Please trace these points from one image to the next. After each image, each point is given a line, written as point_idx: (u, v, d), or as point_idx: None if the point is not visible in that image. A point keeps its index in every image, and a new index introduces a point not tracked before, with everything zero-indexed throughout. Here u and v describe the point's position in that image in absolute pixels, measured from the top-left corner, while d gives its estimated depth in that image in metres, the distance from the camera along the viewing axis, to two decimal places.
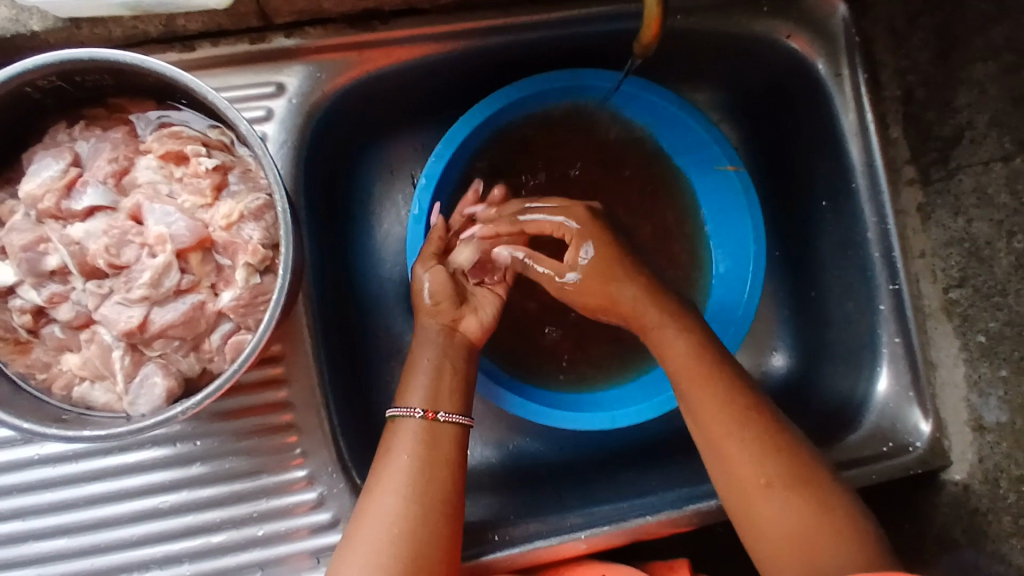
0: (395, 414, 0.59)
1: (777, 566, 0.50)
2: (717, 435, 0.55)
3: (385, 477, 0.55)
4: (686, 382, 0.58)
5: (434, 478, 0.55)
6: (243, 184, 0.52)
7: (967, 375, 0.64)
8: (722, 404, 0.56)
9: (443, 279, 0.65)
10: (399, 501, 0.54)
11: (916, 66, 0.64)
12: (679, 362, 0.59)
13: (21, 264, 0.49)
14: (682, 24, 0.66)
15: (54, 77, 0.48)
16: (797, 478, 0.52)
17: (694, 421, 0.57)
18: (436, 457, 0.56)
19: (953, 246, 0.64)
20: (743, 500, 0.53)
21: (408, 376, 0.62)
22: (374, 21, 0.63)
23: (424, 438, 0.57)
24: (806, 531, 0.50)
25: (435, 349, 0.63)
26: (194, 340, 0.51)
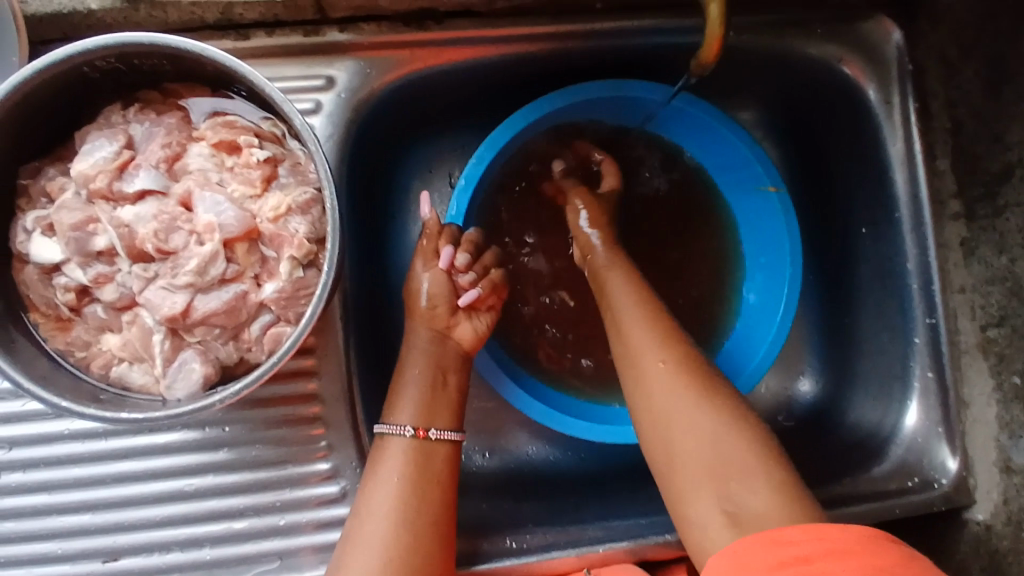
0: (384, 431, 0.60)
1: (685, 482, 0.51)
2: (641, 357, 0.57)
3: (375, 501, 0.57)
4: (621, 314, 0.61)
5: (426, 499, 0.58)
6: (292, 177, 0.52)
7: (999, 415, 0.64)
8: (650, 331, 0.59)
9: (441, 282, 0.66)
10: (389, 529, 0.56)
11: (966, 97, 0.64)
12: (617, 299, 0.63)
13: (68, 242, 0.49)
14: (735, 41, 0.66)
15: (114, 58, 0.49)
16: (714, 396, 0.54)
17: (623, 349, 0.59)
18: (427, 480, 0.59)
19: (995, 284, 0.63)
20: (660, 416, 0.54)
21: (400, 386, 0.63)
22: (428, 21, 0.63)
23: (415, 458, 0.59)
24: (716, 441, 0.51)
25: (428, 355, 0.64)
26: (235, 329, 0.51)
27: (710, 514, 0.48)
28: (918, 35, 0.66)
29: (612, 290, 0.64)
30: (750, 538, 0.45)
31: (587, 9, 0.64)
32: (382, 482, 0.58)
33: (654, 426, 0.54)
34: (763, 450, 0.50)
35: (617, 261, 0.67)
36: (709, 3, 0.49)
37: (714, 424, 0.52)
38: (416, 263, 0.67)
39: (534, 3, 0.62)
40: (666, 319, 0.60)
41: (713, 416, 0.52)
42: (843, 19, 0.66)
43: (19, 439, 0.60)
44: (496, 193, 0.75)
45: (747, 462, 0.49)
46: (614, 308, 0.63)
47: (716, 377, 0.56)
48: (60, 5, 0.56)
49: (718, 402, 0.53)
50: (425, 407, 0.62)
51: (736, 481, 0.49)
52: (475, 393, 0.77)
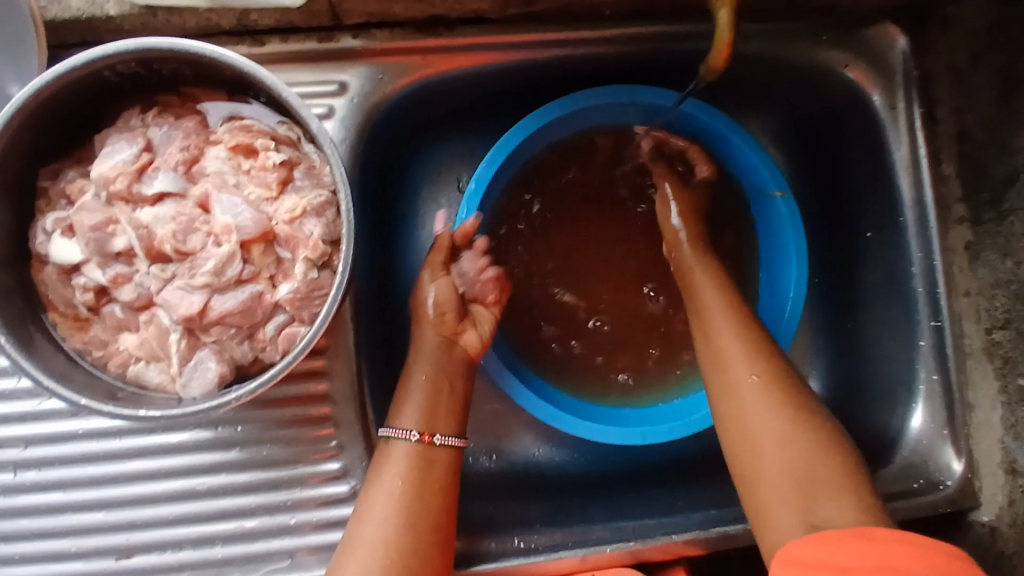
0: (390, 435, 0.61)
1: (771, 492, 0.54)
2: (735, 369, 0.59)
3: (377, 503, 0.58)
4: (712, 325, 0.63)
5: (425, 502, 0.59)
6: (308, 181, 0.53)
7: (1004, 418, 0.64)
8: (743, 344, 0.61)
9: (448, 291, 0.67)
10: (391, 531, 0.56)
11: (975, 105, 0.64)
12: (709, 310, 0.64)
13: (88, 243, 0.50)
14: (743, 48, 0.67)
15: (134, 63, 0.50)
16: (806, 415, 0.56)
17: (713, 359, 0.62)
18: (427, 485, 0.60)
19: (999, 287, 0.64)
20: (753, 428, 0.56)
21: (405, 390, 0.65)
22: (440, 27, 0.64)
23: (418, 461, 0.60)
24: (807, 459, 0.53)
25: (434, 363, 0.65)
26: (250, 329, 0.52)
27: (793, 526, 0.51)
28: (924, 41, 0.67)
29: (702, 298, 0.66)
30: (837, 535, 0.48)
31: (597, 16, 0.65)
32: (382, 485, 0.58)
33: (744, 437, 0.57)
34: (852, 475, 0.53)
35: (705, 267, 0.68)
36: (720, 10, 0.51)
37: (805, 445, 0.54)
38: (425, 274, 0.69)
39: (545, 9, 0.63)
40: (758, 332, 0.62)
41: (804, 438, 0.55)
42: (850, 26, 0.67)
43: (35, 437, 0.60)
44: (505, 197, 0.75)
45: (837, 483, 0.52)
46: (706, 316, 0.64)
47: (808, 400, 0.58)
48: (79, 11, 0.57)
49: (808, 420, 0.56)
50: (428, 411, 0.63)
51: (823, 497, 0.51)
52: (482, 395, 0.78)
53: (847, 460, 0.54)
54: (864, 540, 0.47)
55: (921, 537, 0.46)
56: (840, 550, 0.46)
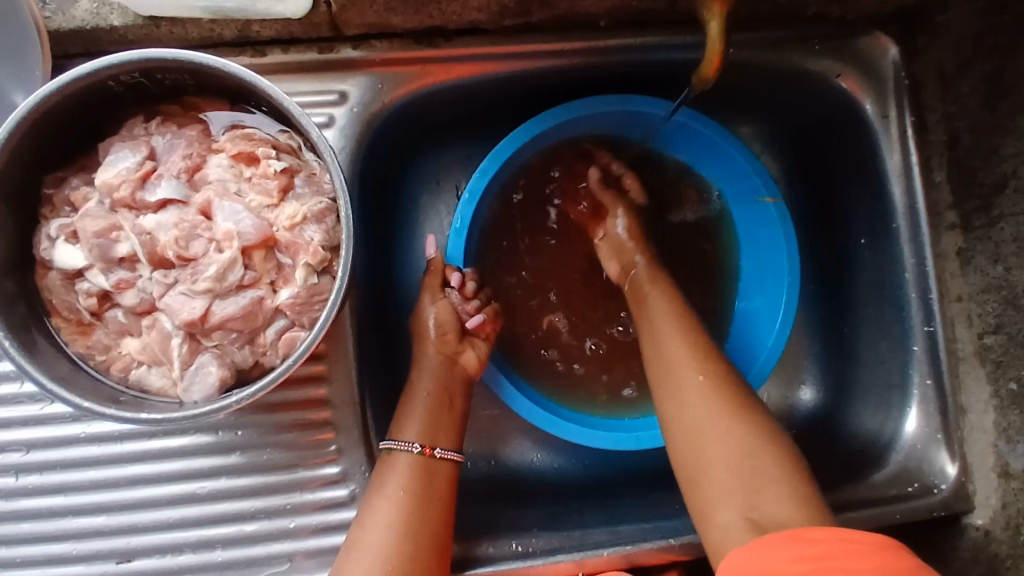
0: (391, 446, 0.62)
1: (712, 490, 0.54)
2: (678, 369, 0.61)
3: (380, 512, 0.58)
4: (658, 329, 0.64)
5: (425, 511, 0.59)
6: (308, 188, 0.54)
7: (996, 422, 0.65)
8: (687, 348, 0.62)
9: (448, 311, 0.69)
10: (394, 538, 0.57)
11: (964, 111, 0.65)
12: (658, 317, 0.66)
13: (92, 249, 0.51)
14: (736, 58, 0.68)
15: (137, 73, 0.51)
16: (746, 413, 0.57)
17: (657, 363, 0.63)
18: (428, 494, 0.60)
19: (990, 292, 0.64)
20: (697, 428, 0.57)
21: (408, 404, 0.65)
22: (438, 38, 0.65)
23: (419, 473, 0.61)
24: (747, 457, 0.54)
25: (435, 378, 0.66)
26: (251, 333, 0.53)
27: (734, 522, 0.52)
28: (914, 51, 0.68)
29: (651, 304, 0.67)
30: (773, 531, 0.49)
31: (593, 26, 0.66)
32: (384, 493, 0.59)
33: (688, 437, 0.57)
34: (789, 470, 0.54)
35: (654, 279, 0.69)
36: (710, 21, 0.52)
37: (747, 442, 0.55)
38: (425, 296, 0.70)
39: (541, 20, 0.64)
40: (702, 336, 0.63)
41: (744, 435, 0.55)
42: (841, 36, 0.68)
43: (37, 441, 0.61)
44: (503, 204, 0.76)
45: (775, 479, 0.53)
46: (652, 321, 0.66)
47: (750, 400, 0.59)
48: (83, 21, 0.58)
49: (747, 418, 0.57)
50: (428, 423, 0.64)
51: (760, 492, 0.52)
52: (480, 401, 0.78)
53: (785, 457, 0.55)
54: (795, 540, 0.48)
55: (852, 533, 0.48)
56: (780, 556, 0.47)
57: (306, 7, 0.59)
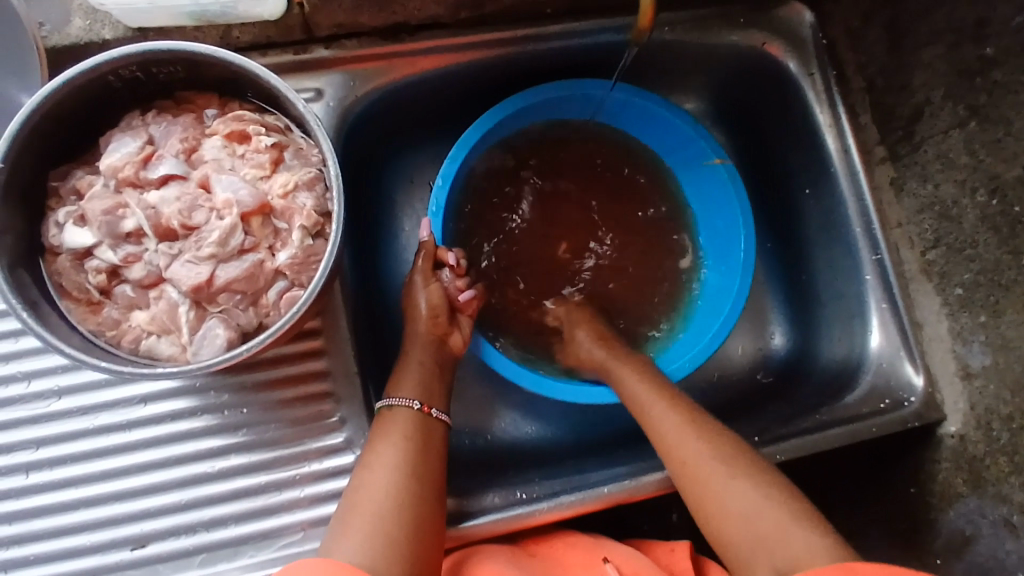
0: (393, 403, 0.65)
1: (741, 554, 0.55)
2: (666, 449, 0.63)
3: (385, 454, 0.60)
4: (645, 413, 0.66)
5: (426, 457, 0.62)
6: (297, 160, 0.58)
7: (951, 328, 0.70)
8: (672, 423, 0.64)
9: (439, 295, 0.73)
10: (399, 476, 0.59)
11: (873, 59, 0.72)
12: (633, 394, 0.68)
13: (100, 226, 0.54)
14: (670, 35, 0.75)
15: (135, 67, 0.56)
16: (740, 472, 0.58)
17: (659, 442, 0.64)
18: (430, 446, 0.63)
19: (925, 211, 0.70)
20: (698, 501, 0.59)
21: (401, 372, 0.69)
22: (402, 34, 0.71)
23: (420, 428, 0.64)
24: (749, 519, 0.55)
25: (428, 352, 0.70)
26: (254, 295, 0.56)
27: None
28: (826, 13, 0.75)
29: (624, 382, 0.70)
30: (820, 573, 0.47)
31: (541, 14, 0.73)
32: (389, 440, 0.61)
33: (696, 508, 0.59)
34: (801, 519, 0.54)
35: (632, 361, 0.71)
36: None
37: (743, 503, 0.56)
38: (416, 277, 0.74)
39: (492, 12, 0.71)
40: (684, 406, 0.65)
41: (737, 495, 0.57)
42: (761, 8, 0.75)
43: (45, 438, 0.63)
44: (476, 189, 0.82)
45: (784, 535, 0.53)
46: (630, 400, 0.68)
47: (743, 457, 0.60)
48: (77, 37, 0.64)
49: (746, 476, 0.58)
50: (427, 387, 0.67)
51: (783, 542, 0.53)
52: (471, 379, 0.82)
53: (799, 501, 0.56)
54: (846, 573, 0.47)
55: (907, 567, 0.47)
56: None
57: (282, 9, 0.65)
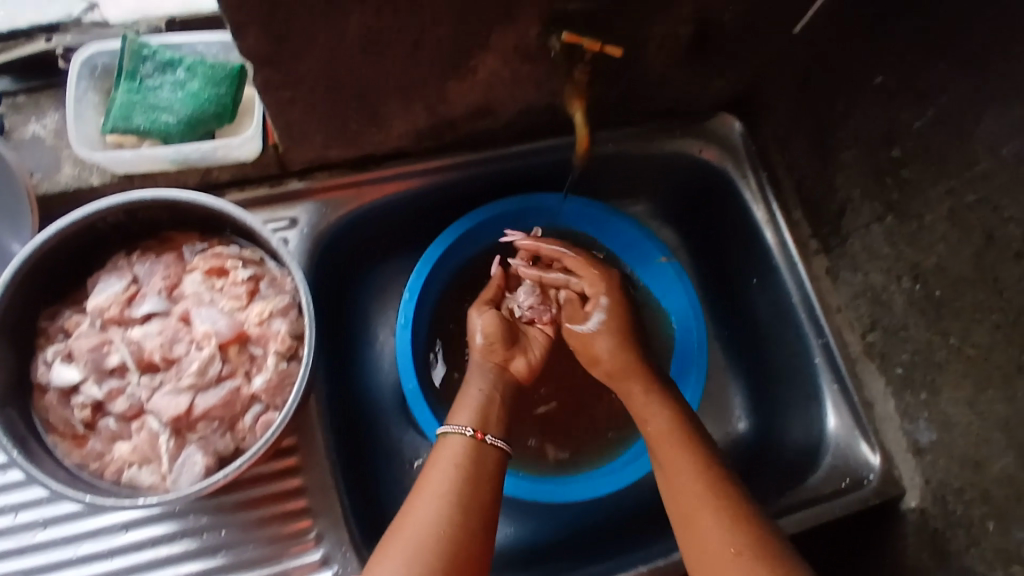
0: (449, 429, 0.69)
1: None
2: (697, 507, 0.62)
3: (435, 473, 0.64)
4: (671, 466, 0.67)
5: (478, 476, 0.65)
6: (271, 290, 0.62)
7: (898, 405, 0.74)
8: (701, 474, 0.65)
9: (492, 322, 0.81)
10: (448, 490, 0.62)
11: (800, 161, 0.79)
12: (665, 450, 0.68)
13: (86, 362, 0.58)
14: (614, 149, 0.84)
15: (122, 214, 0.61)
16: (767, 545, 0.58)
17: (685, 497, 0.64)
18: (480, 466, 0.65)
19: (860, 297, 0.76)
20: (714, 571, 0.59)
21: (461, 401, 0.73)
22: (369, 164, 0.78)
23: (471, 451, 0.67)
24: None
25: (486, 380, 0.76)
26: (231, 421, 0.59)
27: None
28: (752, 124, 0.84)
29: (655, 433, 0.71)
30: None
31: (495, 139, 0.80)
32: (443, 462, 0.65)
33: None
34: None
35: (667, 415, 0.72)
36: (574, 116, 0.71)
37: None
38: (473, 310, 0.83)
39: (451, 141, 0.78)
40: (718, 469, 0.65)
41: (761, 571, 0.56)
42: (693, 121, 0.84)
43: (30, 570, 0.64)
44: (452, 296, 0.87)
45: None
46: (661, 453, 0.69)
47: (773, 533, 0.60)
48: (65, 184, 0.68)
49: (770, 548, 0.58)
50: (479, 418, 0.70)
51: None
52: None
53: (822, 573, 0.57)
54: None
55: None
56: None
57: (257, 150, 0.71)
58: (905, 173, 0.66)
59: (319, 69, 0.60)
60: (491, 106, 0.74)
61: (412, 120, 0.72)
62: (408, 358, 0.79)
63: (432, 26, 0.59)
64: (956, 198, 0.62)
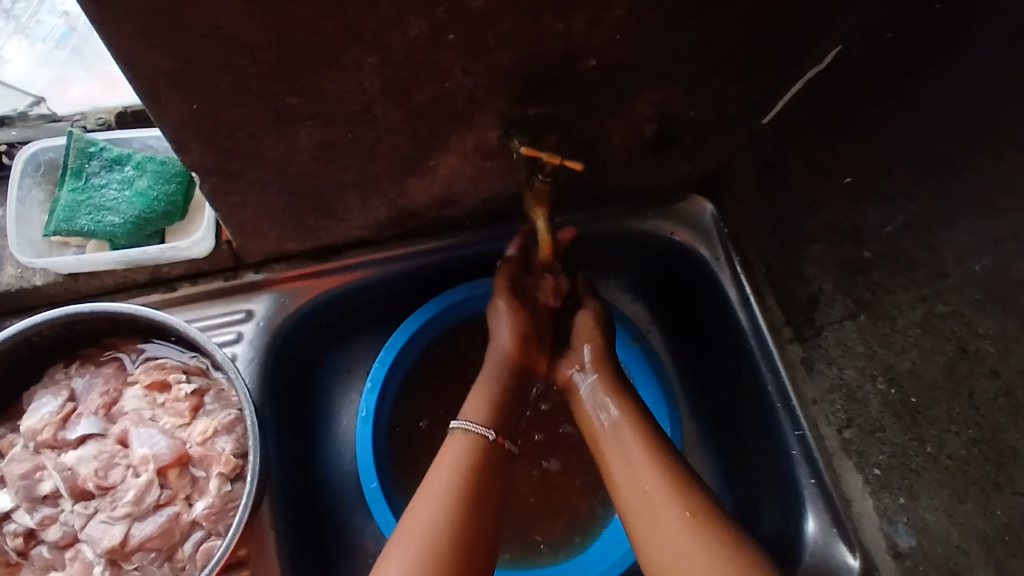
0: (464, 426, 0.63)
1: None
2: (660, 502, 0.58)
3: (441, 470, 0.60)
4: (628, 452, 0.62)
5: (487, 475, 0.61)
6: (217, 404, 0.60)
7: (875, 505, 0.71)
8: (660, 462, 0.60)
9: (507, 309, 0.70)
10: (457, 484, 0.59)
11: (770, 248, 0.78)
12: (621, 435, 0.63)
13: (18, 490, 0.55)
14: (583, 231, 0.81)
15: (59, 326, 0.58)
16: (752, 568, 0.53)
17: (643, 486, 0.59)
18: (489, 469, 0.61)
19: (835, 391, 0.73)
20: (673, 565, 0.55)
21: (474, 396, 0.66)
22: (330, 254, 0.75)
23: (481, 452, 0.62)
24: None
25: (502, 372, 0.68)
26: (169, 550, 0.55)
27: None
28: (723, 207, 0.83)
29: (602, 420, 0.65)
30: None
31: (461, 224, 0.78)
32: (450, 462, 0.60)
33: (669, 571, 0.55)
34: None
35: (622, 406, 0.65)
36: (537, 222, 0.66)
37: None
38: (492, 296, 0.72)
39: (414, 229, 0.76)
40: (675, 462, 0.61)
41: None
42: (664, 202, 0.83)
43: None
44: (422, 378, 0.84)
45: None
46: (614, 439, 0.64)
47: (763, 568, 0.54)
48: (7, 284, 0.65)
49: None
50: (496, 414, 0.65)
51: None
52: None
53: None
54: None
55: None
56: None
57: (210, 247, 0.69)
58: (875, 274, 0.65)
59: (269, 175, 0.59)
60: (454, 197, 0.72)
61: (373, 213, 0.70)
62: (367, 453, 0.76)
63: (388, 134, 0.59)
64: (928, 307, 0.60)
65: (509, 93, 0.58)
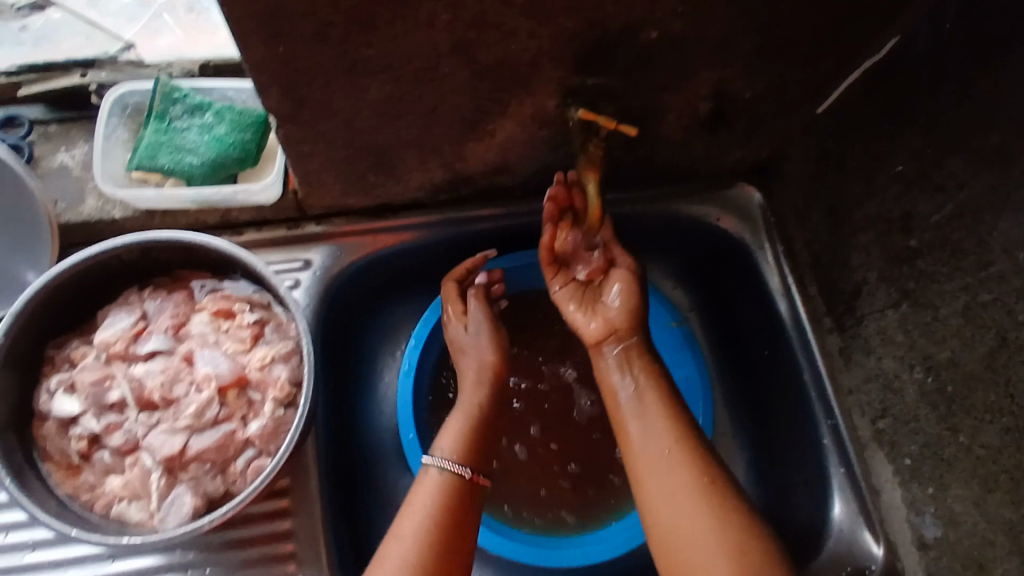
0: (438, 465, 0.66)
1: None
2: (681, 471, 0.62)
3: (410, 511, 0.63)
4: (648, 424, 0.66)
5: (456, 515, 0.63)
6: (276, 335, 0.63)
7: (905, 496, 0.70)
8: (681, 433, 0.65)
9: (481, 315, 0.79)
10: (426, 520, 0.62)
11: (818, 236, 0.78)
12: (645, 405, 0.68)
13: (87, 396, 0.59)
14: (631, 211, 0.84)
15: (137, 252, 0.63)
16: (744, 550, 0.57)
17: (666, 459, 0.64)
18: (458, 508, 0.64)
19: (871, 381, 0.73)
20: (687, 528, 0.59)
21: (450, 420, 0.72)
22: (386, 213, 0.79)
23: (450, 487, 0.65)
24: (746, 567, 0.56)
25: (481, 394, 0.74)
26: (222, 464, 0.59)
27: None
28: (771, 197, 0.84)
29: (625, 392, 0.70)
30: None
31: (512, 194, 0.81)
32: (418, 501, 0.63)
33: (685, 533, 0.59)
34: None
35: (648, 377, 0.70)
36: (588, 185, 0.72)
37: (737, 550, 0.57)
38: (450, 310, 0.79)
39: (468, 195, 0.79)
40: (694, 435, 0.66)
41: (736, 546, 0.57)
42: (712, 189, 0.85)
43: None
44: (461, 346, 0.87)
45: None
46: (635, 411, 0.68)
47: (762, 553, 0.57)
48: (88, 215, 0.70)
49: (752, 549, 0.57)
50: (472, 449, 0.69)
51: None
52: None
53: None
54: None
55: None
56: None
57: (276, 195, 0.73)
58: (921, 263, 0.65)
59: (338, 126, 0.63)
60: (509, 165, 0.75)
61: (430, 174, 0.73)
62: (407, 406, 0.79)
63: (453, 93, 0.62)
64: (971, 295, 0.61)
65: (573, 60, 0.60)
